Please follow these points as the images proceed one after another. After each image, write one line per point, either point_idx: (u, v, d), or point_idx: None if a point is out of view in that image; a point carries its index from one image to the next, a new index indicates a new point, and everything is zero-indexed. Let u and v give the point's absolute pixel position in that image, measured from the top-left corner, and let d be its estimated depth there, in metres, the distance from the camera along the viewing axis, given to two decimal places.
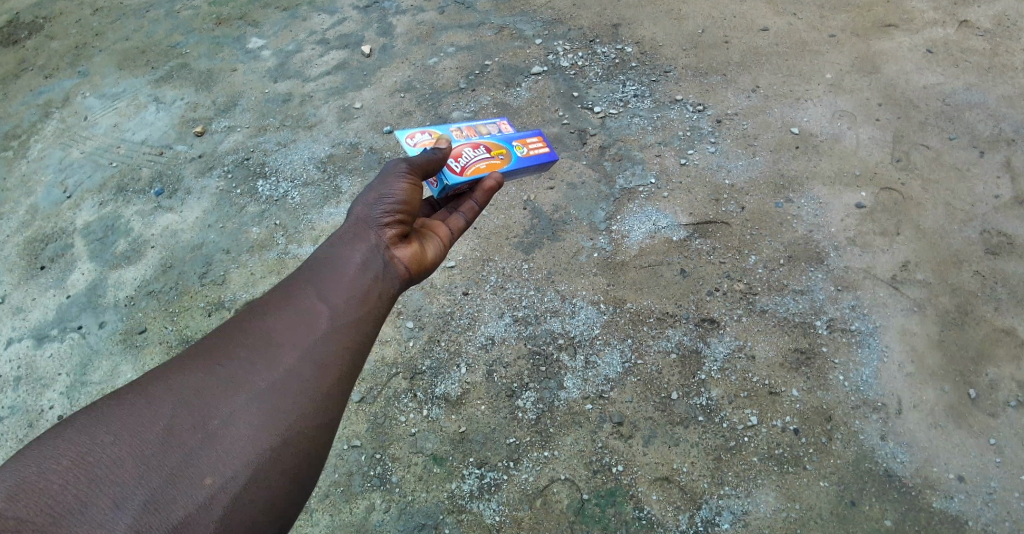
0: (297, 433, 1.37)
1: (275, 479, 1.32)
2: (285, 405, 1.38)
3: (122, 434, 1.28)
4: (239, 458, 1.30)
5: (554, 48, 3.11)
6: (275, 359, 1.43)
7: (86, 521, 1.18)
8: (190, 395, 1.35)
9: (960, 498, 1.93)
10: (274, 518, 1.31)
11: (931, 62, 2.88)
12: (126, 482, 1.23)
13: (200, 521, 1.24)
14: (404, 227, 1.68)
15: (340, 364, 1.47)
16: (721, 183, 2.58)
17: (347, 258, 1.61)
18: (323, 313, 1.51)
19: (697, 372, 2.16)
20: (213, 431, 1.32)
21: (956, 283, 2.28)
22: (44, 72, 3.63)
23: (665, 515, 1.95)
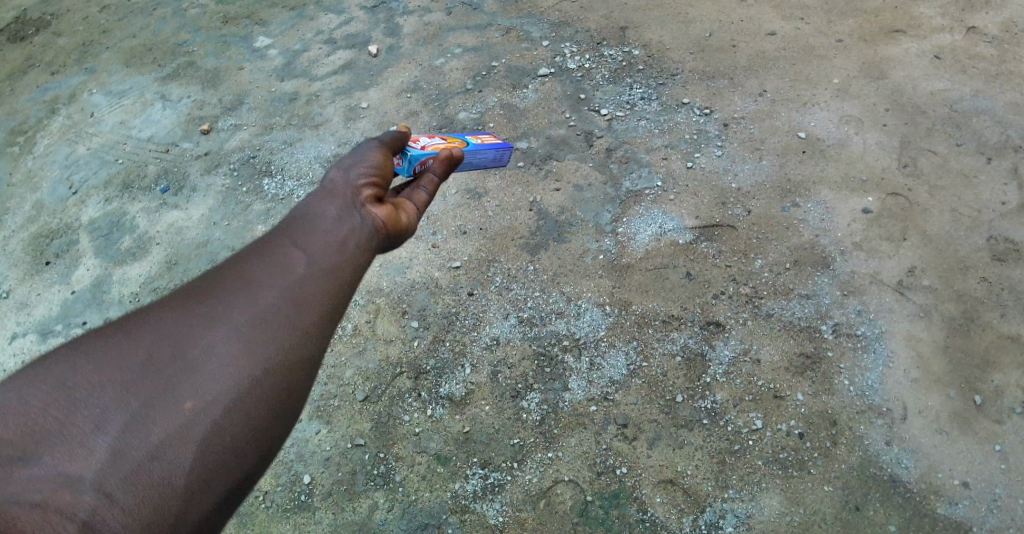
0: (285, 362, 1.21)
1: (261, 409, 1.16)
2: (274, 333, 1.22)
3: (99, 360, 1.13)
4: (223, 383, 1.15)
5: (561, 50, 3.11)
6: (259, 292, 1.27)
7: (63, 442, 1.03)
8: (169, 324, 1.20)
9: (964, 505, 1.91)
10: (260, 455, 1.15)
11: (938, 68, 2.87)
12: (104, 405, 1.08)
13: (183, 444, 1.08)
14: (377, 188, 1.53)
15: (328, 302, 1.30)
16: (728, 186, 2.57)
17: (328, 208, 1.45)
18: (311, 252, 1.36)
19: (702, 375, 2.16)
20: (194, 357, 1.16)
21: (962, 289, 2.28)
22: (51, 69, 3.64)
23: (669, 517, 1.94)
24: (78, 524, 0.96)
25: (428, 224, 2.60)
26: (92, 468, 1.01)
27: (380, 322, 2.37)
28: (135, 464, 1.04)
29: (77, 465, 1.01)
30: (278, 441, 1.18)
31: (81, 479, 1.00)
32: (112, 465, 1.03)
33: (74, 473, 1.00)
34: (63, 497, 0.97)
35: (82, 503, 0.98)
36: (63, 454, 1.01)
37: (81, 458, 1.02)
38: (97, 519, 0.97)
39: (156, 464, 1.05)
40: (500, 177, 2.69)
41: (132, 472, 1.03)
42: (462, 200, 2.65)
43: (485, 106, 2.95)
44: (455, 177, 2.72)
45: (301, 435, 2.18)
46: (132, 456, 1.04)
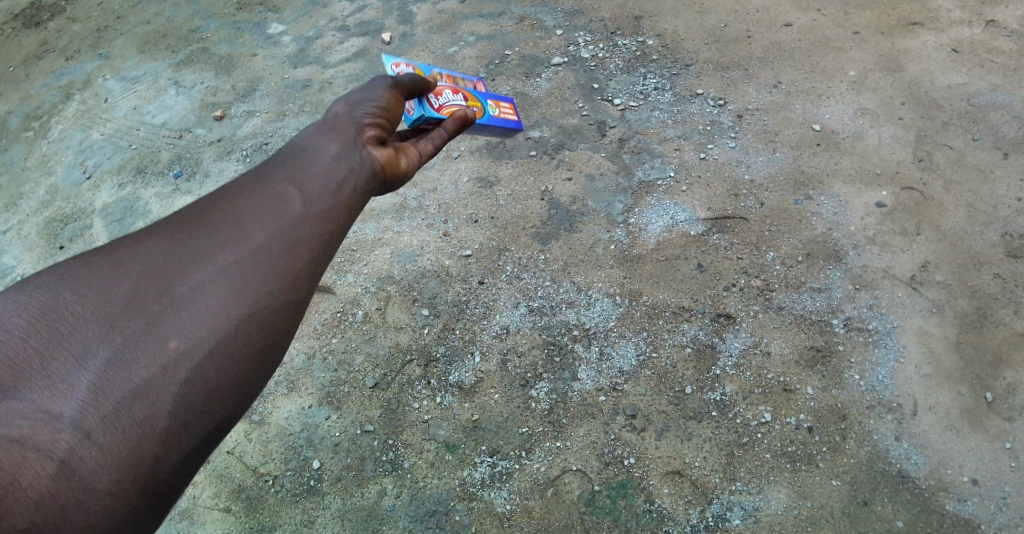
0: (262, 314, 1.30)
1: (237, 351, 1.25)
2: (252, 281, 1.30)
3: (85, 297, 1.21)
4: (202, 329, 1.23)
5: (575, 39, 3.10)
6: (242, 238, 1.34)
7: (46, 377, 1.12)
8: (153, 266, 1.27)
9: (973, 502, 1.90)
10: (234, 393, 1.25)
11: (956, 62, 2.84)
12: (90, 341, 1.17)
13: (162, 385, 1.17)
14: (377, 136, 1.54)
15: (307, 253, 1.38)
16: (741, 178, 2.56)
17: (318, 153, 1.49)
18: (293, 203, 1.41)
19: (711, 367, 2.15)
20: (177, 299, 1.25)
21: (976, 285, 2.26)
22: (65, 54, 3.65)
23: (676, 509, 1.94)
24: (56, 463, 1.07)
25: (439, 212, 2.60)
26: (72, 405, 1.11)
27: (390, 309, 2.37)
28: (114, 403, 1.13)
29: (59, 401, 1.11)
30: (253, 381, 1.28)
31: (62, 416, 1.10)
32: (94, 401, 1.12)
33: (55, 410, 1.10)
34: (44, 434, 1.07)
35: (60, 441, 1.08)
36: (44, 389, 1.11)
37: (62, 394, 1.11)
38: (76, 457, 1.08)
39: (135, 404, 1.15)
40: (512, 166, 2.69)
41: (113, 409, 1.13)
42: (474, 188, 2.64)
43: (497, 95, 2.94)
44: (467, 165, 2.72)
45: (310, 420, 2.19)
46: (111, 395, 1.14)
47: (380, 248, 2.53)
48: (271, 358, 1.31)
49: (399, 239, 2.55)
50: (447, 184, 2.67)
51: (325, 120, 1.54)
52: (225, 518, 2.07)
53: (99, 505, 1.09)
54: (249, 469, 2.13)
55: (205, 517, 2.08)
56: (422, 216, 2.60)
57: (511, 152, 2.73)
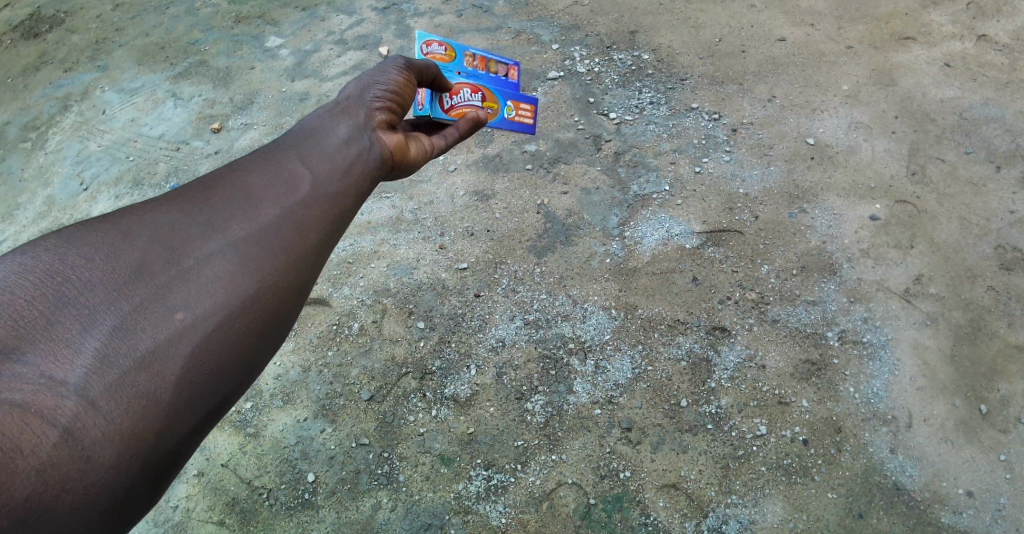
0: (273, 288, 1.24)
1: (244, 329, 1.19)
2: (263, 256, 1.24)
3: (91, 259, 1.15)
4: (212, 300, 1.17)
5: (571, 53, 3.12)
6: (256, 211, 1.27)
7: (51, 339, 1.06)
8: (164, 231, 1.21)
9: (968, 514, 1.91)
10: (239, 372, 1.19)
11: (948, 76, 2.87)
12: (95, 306, 1.10)
13: (168, 356, 1.11)
14: (392, 120, 1.54)
15: (319, 232, 1.32)
16: (735, 192, 2.57)
17: (332, 131, 1.45)
18: (307, 179, 1.35)
19: (707, 380, 2.16)
20: (187, 269, 1.18)
21: (970, 298, 2.27)
22: (64, 65, 3.66)
23: (671, 522, 1.94)
24: (58, 431, 1.00)
25: (435, 224, 2.61)
26: (76, 373, 1.05)
27: (387, 322, 2.38)
28: (118, 372, 1.07)
29: (63, 367, 1.04)
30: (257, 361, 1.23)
31: (65, 383, 1.03)
32: (97, 370, 1.06)
33: (59, 376, 1.03)
34: (46, 400, 1.01)
35: (63, 408, 1.01)
36: (47, 353, 1.04)
37: (66, 360, 1.05)
38: (78, 426, 1.02)
39: (141, 374, 1.08)
40: (508, 179, 2.70)
41: (116, 378, 1.06)
42: (470, 201, 2.65)
43: None
44: (463, 178, 2.73)
45: (305, 433, 2.19)
46: (117, 363, 1.07)
47: (377, 261, 2.54)
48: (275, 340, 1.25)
49: (396, 252, 2.55)
50: (443, 197, 2.68)
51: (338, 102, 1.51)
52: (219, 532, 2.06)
53: (99, 479, 1.03)
54: (244, 482, 2.13)
55: (199, 530, 2.07)
56: (418, 229, 2.61)
57: (507, 165, 2.74)
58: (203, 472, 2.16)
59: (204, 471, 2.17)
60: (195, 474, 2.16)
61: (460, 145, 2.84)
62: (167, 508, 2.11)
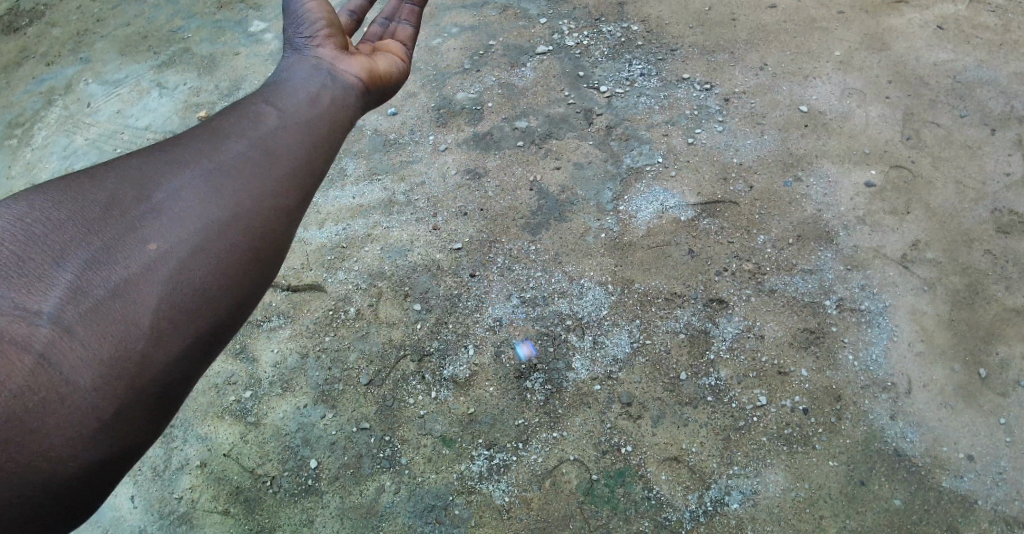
0: (253, 213, 1.23)
1: (229, 251, 1.18)
2: (237, 183, 1.24)
3: (60, 199, 1.14)
4: (188, 228, 1.16)
5: (559, 27, 3.08)
6: (224, 144, 1.29)
7: (22, 274, 1.03)
8: (133, 172, 1.21)
9: (969, 478, 1.91)
10: (229, 296, 1.17)
11: (941, 39, 2.84)
12: (66, 242, 1.08)
13: (146, 281, 1.09)
14: (339, 42, 1.61)
15: (292, 160, 1.33)
16: (729, 162, 2.55)
17: (293, 73, 1.52)
18: (273, 114, 1.38)
19: (706, 352, 2.15)
20: (159, 201, 1.17)
21: (967, 262, 2.26)
22: (46, 59, 3.61)
23: (675, 495, 1.94)
24: (34, 357, 0.97)
25: (428, 206, 2.58)
26: (51, 302, 1.02)
27: (382, 305, 2.36)
28: (94, 301, 1.05)
29: (36, 298, 1.02)
30: (248, 286, 1.20)
31: (39, 313, 1.01)
32: (73, 299, 1.04)
33: (33, 306, 1.01)
34: (20, 328, 0.98)
35: (39, 335, 0.99)
36: (19, 286, 1.02)
37: (40, 290, 1.03)
38: (55, 352, 0.99)
39: (118, 302, 1.06)
40: (499, 157, 2.67)
41: (93, 306, 1.04)
42: (462, 180, 2.63)
43: (483, 86, 2.91)
44: (454, 157, 2.70)
45: (305, 420, 2.18)
46: (92, 292, 1.05)
47: (370, 244, 2.52)
48: (266, 264, 1.23)
49: (389, 235, 2.53)
50: (434, 178, 2.66)
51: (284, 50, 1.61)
52: (224, 521, 2.06)
53: (83, 405, 0.99)
54: (247, 471, 2.12)
55: (204, 521, 2.06)
56: (411, 210, 2.58)
57: (498, 143, 2.71)
58: (205, 463, 2.16)
59: (207, 461, 2.16)
60: (198, 465, 2.15)
61: (450, 124, 2.81)
62: (171, 500, 2.11)
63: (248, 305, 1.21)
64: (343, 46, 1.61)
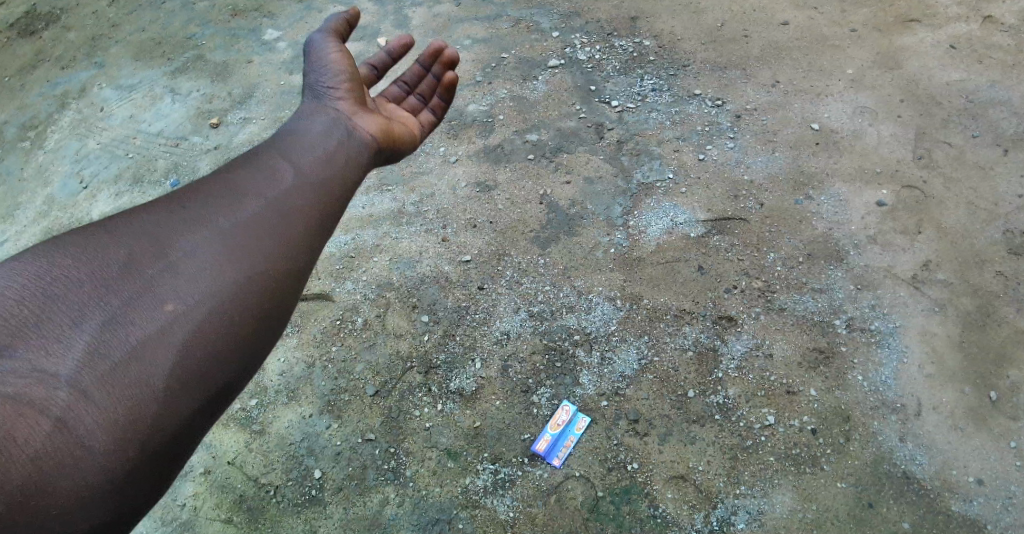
0: (264, 276, 1.35)
1: (239, 313, 1.30)
2: (249, 247, 1.36)
3: (80, 257, 1.27)
4: (199, 291, 1.28)
5: (571, 41, 3.09)
6: (239, 205, 1.42)
7: (43, 336, 1.16)
8: (151, 230, 1.35)
9: (979, 502, 1.89)
10: (236, 356, 1.29)
11: (954, 58, 2.83)
12: (84, 303, 1.21)
13: (158, 344, 1.22)
14: (357, 98, 1.73)
15: (304, 222, 1.45)
16: (740, 179, 2.54)
17: (309, 126, 1.63)
18: (288, 172, 1.51)
19: (714, 370, 2.14)
20: (174, 261, 1.30)
21: (978, 284, 2.24)
22: (60, 63, 3.64)
23: (680, 514, 1.92)
24: (52, 420, 1.09)
25: (438, 217, 2.58)
26: (68, 365, 1.15)
27: (390, 316, 2.36)
28: (110, 364, 1.17)
29: (54, 361, 1.14)
30: (255, 346, 1.32)
31: (57, 376, 1.13)
32: (88, 362, 1.16)
33: (52, 370, 1.13)
34: (39, 392, 1.10)
35: (56, 399, 1.11)
36: (40, 348, 1.14)
37: (59, 353, 1.15)
38: (71, 416, 1.11)
39: (132, 365, 1.18)
40: (510, 169, 2.67)
41: (108, 369, 1.17)
42: (472, 192, 2.63)
43: (495, 98, 2.92)
44: (465, 169, 2.70)
45: (311, 429, 2.18)
46: (108, 356, 1.18)
47: (379, 254, 2.52)
48: (273, 323, 1.35)
49: (398, 246, 2.53)
50: (444, 189, 2.66)
51: (306, 95, 1.74)
52: (226, 530, 2.05)
53: (96, 467, 1.10)
54: (251, 479, 2.12)
55: (206, 529, 2.06)
56: (421, 221, 2.58)
57: (509, 155, 2.71)
58: (210, 471, 2.15)
59: (211, 469, 2.15)
60: (202, 472, 2.15)
61: (461, 136, 2.82)
62: (174, 507, 2.10)
63: (255, 362, 1.33)
64: (361, 102, 1.74)
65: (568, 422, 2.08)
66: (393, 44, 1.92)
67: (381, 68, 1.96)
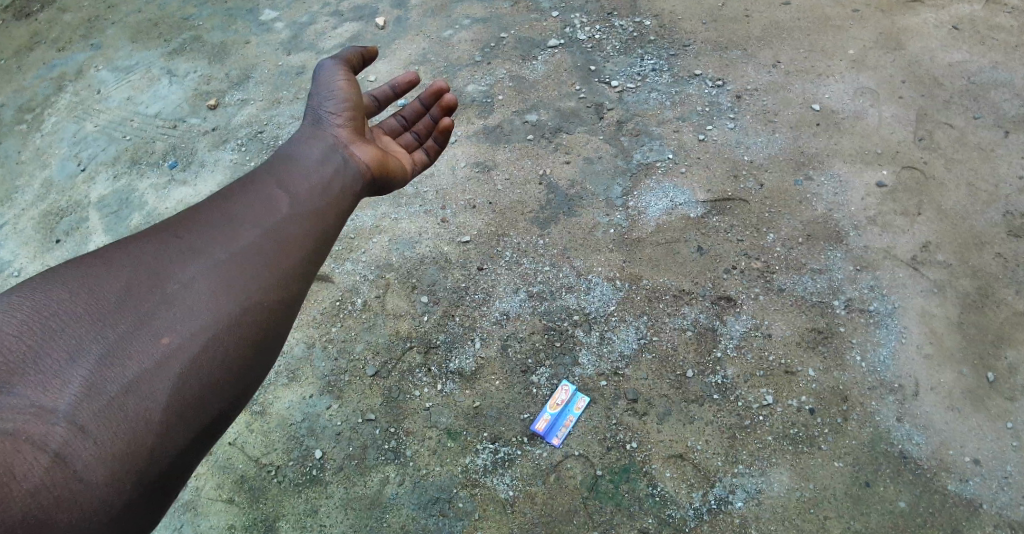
0: (257, 308, 1.43)
1: (232, 345, 1.38)
2: (243, 278, 1.44)
3: (77, 293, 1.36)
4: (194, 324, 1.36)
5: (571, 21, 3.06)
6: (234, 235, 1.50)
7: (40, 373, 1.25)
8: (147, 261, 1.43)
9: (975, 482, 1.90)
10: (229, 386, 1.37)
11: (957, 39, 2.81)
12: (82, 338, 1.31)
13: (153, 376, 1.30)
14: (356, 127, 1.83)
15: (297, 251, 1.53)
16: (740, 159, 2.54)
17: (306, 154, 1.72)
18: (283, 201, 1.59)
19: (712, 350, 2.15)
20: (169, 294, 1.39)
21: (977, 265, 2.24)
22: (56, 45, 3.61)
23: (679, 492, 1.94)
24: (50, 455, 1.17)
25: (438, 198, 2.57)
26: (66, 401, 1.23)
27: (390, 297, 2.36)
28: (106, 398, 1.26)
29: (53, 397, 1.23)
30: (247, 376, 1.40)
31: (54, 411, 1.21)
32: (86, 396, 1.25)
33: (49, 405, 1.22)
34: (37, 427, 1.19)
35: (54, 434, 1.19)
36: (38, 385, 1.23)
37: (57, 390, 1.24)
38: (68, 450, 1.19)
39: (128, 398, 1.27)
40: (509, 149, 2.66)
41: (104, 403, 1.25)
42: (472, 173, 2.62)
43: (494, 79, 2.90)
44: (464, 150, 2.70)
45: (311, 410, 2.18)
46: (105, 390, 1.26)
47: (378, 235, 2.51)
48: (264, 353, 1.43)
49: (398, 226, 2.53)
50: (444, 169, 2.65)
51: (307, 118, 1.84)
52: (228, 509, 2.06)
53: (93, 499, 1.18)
54: (252, 459, 2.13)
55: (208, 509, 2.07)
56: (420, 202, 2.58)
57: (508, 136, 2.70)
58: (211, 451, 2.16)
59: (212, 449, 2.16)
60: None
61: (460, 117, 2.80)
62: None
63: (246, 392, 1.41)
64: (359, 132, 1.83)
65: (567, 401, 2.08)
66: (401, 81, 2.06)
67: (383, 101, 2.08)
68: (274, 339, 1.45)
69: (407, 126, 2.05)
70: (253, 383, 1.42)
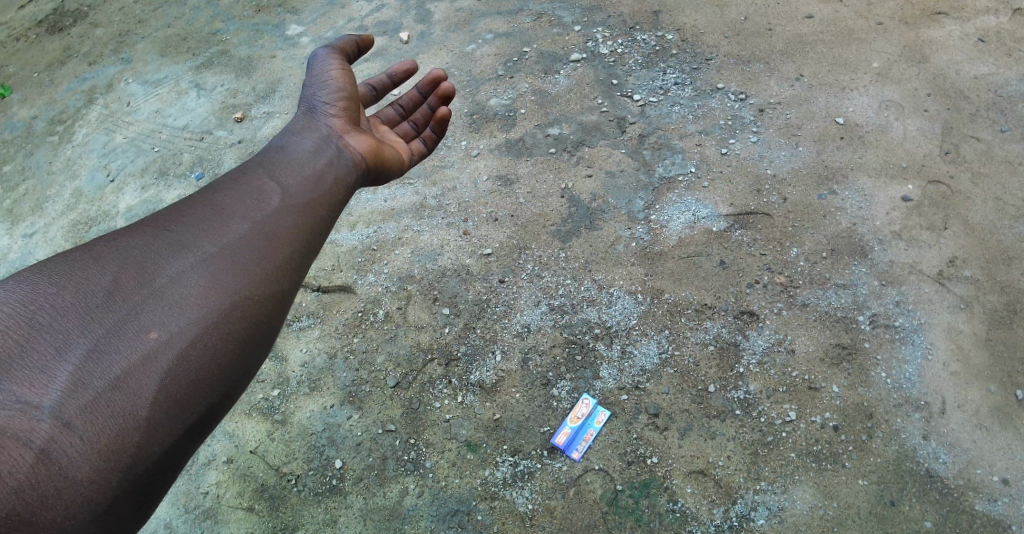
0: (247, 302, 1.45)
1: (222, 340, 1.40)
2: (232, 272, 1.47)
3: (65, 287, 1.37)
4: (184, 319, 1.39)
5: (593, 35, 3.08)
6: (224, 229, 1.52)
7: (26, 367, 1.25)
8: (136, 256, 1.45)
9: (1003, 502, 1.87)
10: (217, 381, 1.39)
11: (982, 52, 2.79)
12: (68, 332, 1.31)
13: (141, 372, 1.31)
14: (351, 117, 1.86)
15: (288, 245, 1.55)
16: (764, 173, 2.52)
17: (299, 145, 1.75)
18: (274, 194, 1.62)
19: (734, 365, 2.13)
20: (158, 288, 1.41)
21: (1006, 281, 2.21)
22: (88, 59, 3.69)
23: (699, 508, 1.92)
24: (35, 451, 1.18)
25: (459, 210, 2.59)
26: (51, 396, 1.24)
27: (411, 308, 2.37)
28: (92, 393, 1.27)
29: (39, 392, 1.23)
30: (236, 370, 1.42)
31: (40, 407, 1.22)
32: (71, 390, 1.25)
33: (35, 401, 1.22)
34: (24, 423, 1.19)
35: (39, 431, 1.20)
36: (24, 380, 1.23)
37: (43, 385, 1.24)
38: (54, 447, 1.20)
39: (115, 393, 1.28)
40: (531, 163, 2.68)
41: (91, 399, 1.26)
42: (493, 187, 2.63)
43: (516, 92, 2.92)
44: (486, 163, 2.71)
45: (332, 420, 2.20)
46: (92, 386, 1.27)
47: (401, 247, 2.53)
48: (254, 347, 1.45)
49: (420, 239, 2.55)
50: (466, 183, 2.67)
51: (302, 108, 1.88)
52: (248, 518, 2.08)
53: (78, 494, 1.20)
54: (273, 468, 2.14)
55: (228, 516, 2.09)
56: (442, 215, 2.59)
57: (530, 149, 2.72)
58: (232, 459, 2.18)
59: (233, 457, 2.18)
60: (225, 461, 2.18)
61: (482, 130, 2.82)
62: (198, 495, 2.13)
63: (235, 387, 1.43)
64: (353, 121, 1.87)
65: (587, 415, 2.08)
66: (397, 69, 2.08)
67: (380, 91, 2.12)
68: (265, 332, 1.48)
69: (405, 115, 2.09)
70: (243, 377, 1.45)
